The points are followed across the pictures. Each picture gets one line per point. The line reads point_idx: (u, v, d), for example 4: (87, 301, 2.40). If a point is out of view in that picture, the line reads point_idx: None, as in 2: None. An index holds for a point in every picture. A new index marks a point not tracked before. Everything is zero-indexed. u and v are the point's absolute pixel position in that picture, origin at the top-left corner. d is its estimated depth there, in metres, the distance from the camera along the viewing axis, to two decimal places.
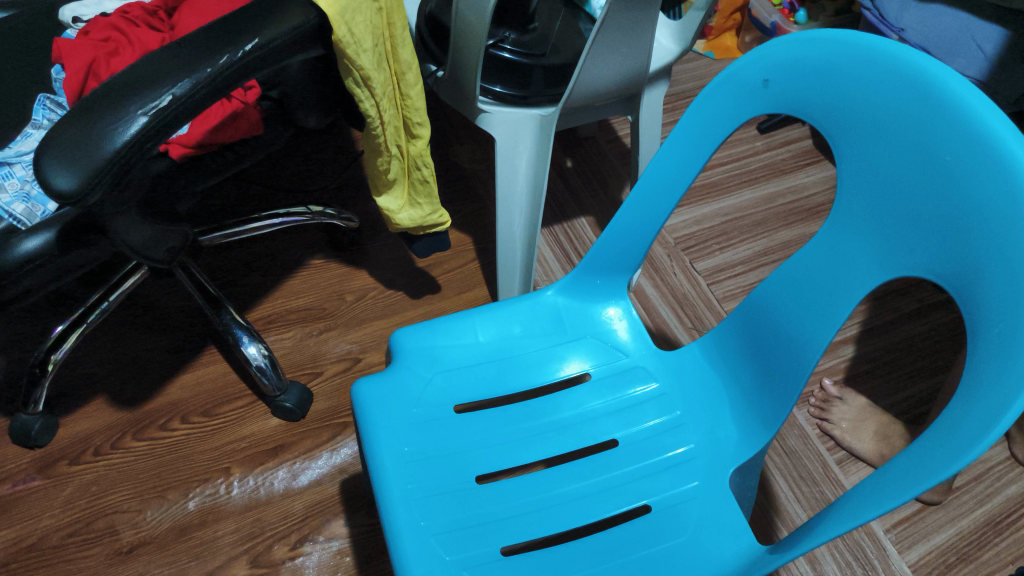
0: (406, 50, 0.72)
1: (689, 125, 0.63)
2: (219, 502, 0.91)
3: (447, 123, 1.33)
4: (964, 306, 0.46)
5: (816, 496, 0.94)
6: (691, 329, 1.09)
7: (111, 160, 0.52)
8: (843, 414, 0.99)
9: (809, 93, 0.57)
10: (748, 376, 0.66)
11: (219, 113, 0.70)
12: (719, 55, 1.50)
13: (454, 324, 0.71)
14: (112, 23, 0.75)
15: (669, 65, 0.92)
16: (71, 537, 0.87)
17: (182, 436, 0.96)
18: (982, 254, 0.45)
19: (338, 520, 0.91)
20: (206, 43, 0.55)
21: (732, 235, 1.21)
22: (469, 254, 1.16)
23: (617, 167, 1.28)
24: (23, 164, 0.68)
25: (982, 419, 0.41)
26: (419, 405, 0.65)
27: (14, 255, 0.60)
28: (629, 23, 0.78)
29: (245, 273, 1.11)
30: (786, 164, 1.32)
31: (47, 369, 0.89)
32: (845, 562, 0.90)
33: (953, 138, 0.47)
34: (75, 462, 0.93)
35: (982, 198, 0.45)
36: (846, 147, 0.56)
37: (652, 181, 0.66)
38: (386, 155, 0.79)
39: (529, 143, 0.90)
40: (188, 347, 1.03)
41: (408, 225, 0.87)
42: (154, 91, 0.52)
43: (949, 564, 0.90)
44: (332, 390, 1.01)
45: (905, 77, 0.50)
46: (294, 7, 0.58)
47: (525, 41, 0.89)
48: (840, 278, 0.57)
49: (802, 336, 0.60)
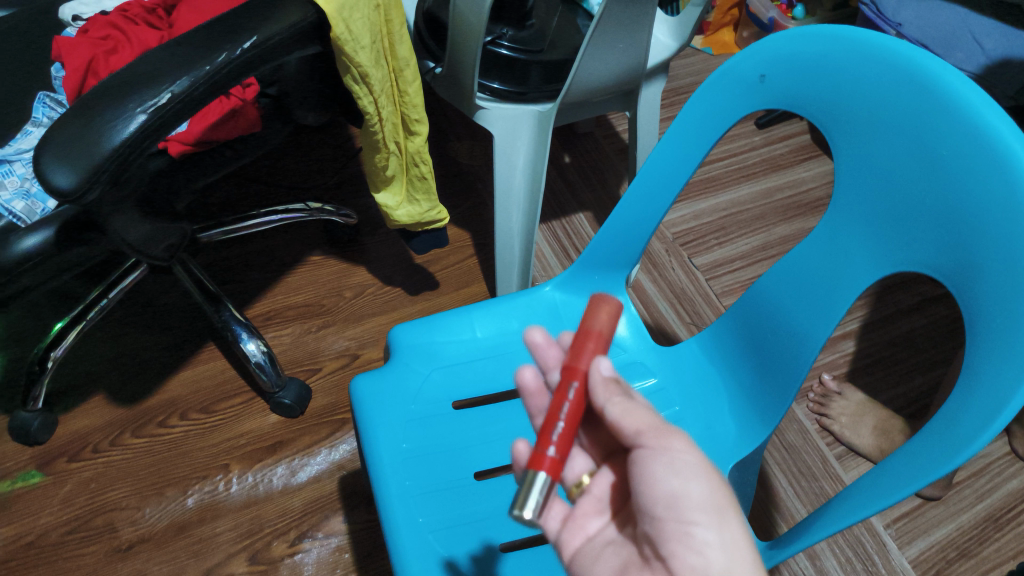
0: (404, 46, 0.72)
1: (689, 118, 0.63)
2: (217, 498, 0.91)
3: (446, 120, 1.33)
4: (961, 300, 0.46)
5: (816, 491, 0.94)
6: (690, 324, 1.09)
7: (110, 158, 0.52)
8: (843, 408, 0.99)
9: (807, 89, 0.57)
10: (748, 372, 0.65)
11: (218, 110, 0.69)
12: (716, 50, 1.50)
13: (452, 321, 0.71)
14: (112, 21, 0.75)
15: (667, 61, 0.93)
16: (70, 534, 0.88)
17: (182, 432, 0.96)
18: (980, 249, 0.45)
19: (337, 517, 0.91)
20: (205, 41, 0.55)
21: (731, 230, 1.21)
22: (467, 250, 1.17)
23: (615, 163, 1.28)
24: (23, 162, 0.69)
25: (981, 413, 0.41)
26: (417, 402, 0.65)
27: (14, 253, 0.60)
28: (628, 19, 0.78)
29: (244, 270, 1.11)
30: (784, 158, 1.32)
31: (46, 366, 0.89)
32: (846, 559, 0.89)
33: (951, 134, 0.47)
34: (75, 459, 0.93)
35: (979, 193, 0.45)
36: (842, 142, 0.55)
37: (650, 175, 0.66)
38: (385, 151, 0.79)
39: (528, 140, 0.90)
40: (187, 345, 1.03)
41: (405, 221, 0.87)
42: (152, 89, 0.52)
43: (950, 560, 0.90)
44: (331, 386, 1.01)
45: (903, 72, 0.50)
46: (292, 5, 0.58)
47: (522, 37, 0.89)
48: (838, 273, 0.56)
49: (802, 331, 0.59)
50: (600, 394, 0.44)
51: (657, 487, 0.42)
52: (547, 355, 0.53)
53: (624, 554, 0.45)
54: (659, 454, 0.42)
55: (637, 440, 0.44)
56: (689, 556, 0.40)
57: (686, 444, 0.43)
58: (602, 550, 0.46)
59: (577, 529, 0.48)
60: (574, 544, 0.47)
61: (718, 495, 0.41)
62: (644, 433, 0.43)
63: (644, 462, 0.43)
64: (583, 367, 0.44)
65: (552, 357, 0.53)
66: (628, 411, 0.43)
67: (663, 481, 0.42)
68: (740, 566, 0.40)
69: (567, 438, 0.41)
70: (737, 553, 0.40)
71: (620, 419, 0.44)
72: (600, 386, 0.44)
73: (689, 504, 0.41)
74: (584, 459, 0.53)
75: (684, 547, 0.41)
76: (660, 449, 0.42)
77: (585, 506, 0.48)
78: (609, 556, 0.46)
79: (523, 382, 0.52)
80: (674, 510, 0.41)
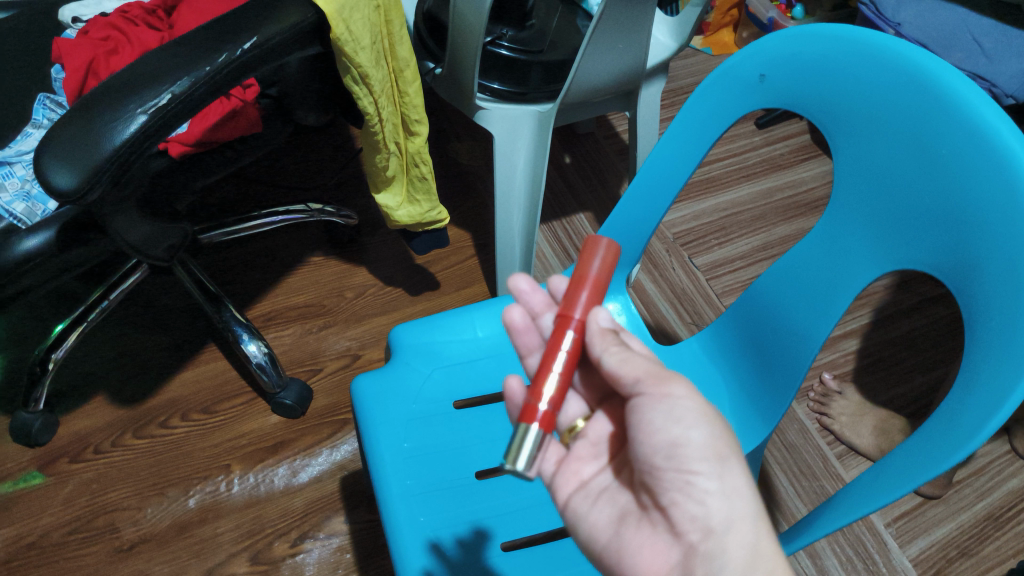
0: (404, 47, 0.72)
1: (689, 117, 0.63)
2: (219, 498, 0.91)
3: (446, 120, 1.33)
4: (960, 297, 0.47)
5: (817, 490, 0.94)
6: (690, 324, 1.10)
7: (110, 159, 0.52)
8: (842, 408, 0.99)
9: (806, 88, 0.57)
10: (748, 370, 0.65)
11: (219, 110, 0.70)
12: (716, 50, 1.50)
13: (452, 321, 0.71)
14: (112, 22, 0.75)
15: (667, 61, 0.93)
16: (72, 535, 0.88)
17: (183, 433, 0.96)
18: (979, 246, 0.45)
19: (338, 517, 0.91)
20: (205, 43, 0.55)
21: (731, 231, 1.21)
22: (468, 251, 1.17)
23: (615, 163, 1.28)
24: (23, 163, 0.68)
25: (981, 409, 0.41)
26: (418, 401, 0.65)
27: (14, 254, 0.60)
28: (628, 20, 0.78)
29: (244, 271, 1.11)
30: (784, 158, 1.32)
31: (47, 367, 0.89)
32: (846, 557, 0.89)
33: (950, 131, 0.47)
34: (76, 460, 0.93)
35: (978, 191, 0.45)
36: (841, 140, 0.56)
37: (650, 175, 0.66)
38: (385, 152, 0.79)
39: (528, 140, 0.90)
40: (188, 345, 1.04)
41: (406, 222, 0.88)
42: (153, 90, 0.53)
43: (950, 559, 0.90)
44: (332, 387, 1.01)
45: (903, 71, 0.50)
46: (292, 6, 0.58)
47: (522, 38, 0.89)
48: (839, 271, 0.56)
49: (802, 330, 0.59)
50: (597, 343, 0.49)
51: (657, 435, 0.45)
52: (532, 300, 0.58)
53: (622, 500, 0.50)
54: (659, 402, 0.46)
55: (636, 388, 0.47)
56: (690, 504, 0.45)
57: (685, 391, 0.46)
58: (599, 495, 0.50)
59: (572, 474, 0.52)
60: (569, 489, 0.51)
61: (718, 444, 0.45)
62: (643, 382, 0.46)
63: (643, 410, 0.46)
64: (577, 315, 0.49)
65: (536, 302, 0.58)
66: (626, 360, 0.47)
67: (666, 431, 0.45)
68: (739, 510, 0.45)
69: (558, 390, 0.47)
70: (738, 500, 0.45)
71: (619, 367, 0.47)
72: (597, 334, 0.49)
73: (688, 450, 0.45)
74: (578, 403, 0.57)
75: (684, 494, 0.45)
76: (660, 397, 0.46)
77: (580, 451, 0.53)
78: (605, 503, 0.50)
79: (511, 321, 0.56)
80: (676, 458, 0.45)
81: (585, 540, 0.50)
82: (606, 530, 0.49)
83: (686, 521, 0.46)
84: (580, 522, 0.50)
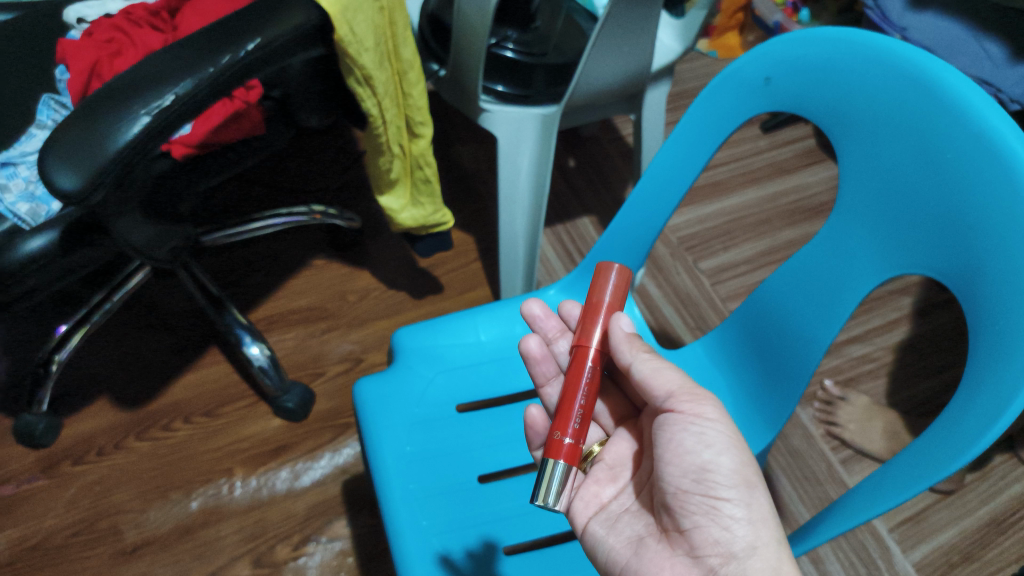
0: (408, 49, 0.72)
1: (692, 120, 0.63)
2: (221, 502, 0.91)
3: (449, 122, 1.33)
4: (964, 304, 0.46)
5: (819, 495, 0.94)
6: (693, 329, 1.09)
7: (113, 160, 0.51)
8: (849, 415, 0.99)
9: (812, 91, 0.56)
10: (751, 374, 0.65)
11: (221, 113, 0.70)
12: (722, 54, 1.49)
13: (455, 325, 0.71)
14: (116, 24, 0.75)
15: (672, 63, 0.92)
16: (75, 537, 0.88)
17: (185, 435, 0.96)
18: (982, 251, 0.45)
19: (340, 521, 0.91)
20: (207, 43, 0.54)
21: (735, 235, 1.20)
22: (471, 254, 1.16)
23: (619, 167, 1.28)
24: (27, 164, 0.69)
25: (984, 414, 0.41)
26: (421, 405, 0.65)
27: (18, 255, 0.60)
28: (632, 23, 0.77)
29: (247, 273, 1.11)
30: (790, 163, 1.32)
31: (50, 369, 0.89)
32: (849, 562, 0.89)
33: (956, 135, 0.47)
34: (79, 462, 0.93)
35: (982, 196, 0.45)
36: (847, 145, 0.55)
37: (655, 180, 0.66)
38: (388, 155, 0.78)
39: (531, 142, 0.90)
40: (190, 346, 1.04)
41: (409, 224, 0.88)
42: (155, 91, 0.52)
43: (952, 564, 0.89)
44: (334, 390, 1.01)
45: (906, 75, 0.50)
46: (296, 6, 0.58)
47: (527, 40, 0.88)
48: (843, 277, 0.55)
49: (805, 333, 0.58)
50: (626, 350, 0.51)
51: (687, 457, 0.47)
52: (545, 325, 0.62)
53: (642, 524, 0.51)
54: (690, 423, 0.48)
55: (668, 402, 0.49)
56: (714, 529, 0.45)
57: (718, 415, 0.48)
58: (619, 517, 0.52)
59: (592, 497, 0.54)
60: (590, 512, 0.53)
61: (747, 470, 0.47)
62: (676, 395, 0.49)
63: (674, 430, 0.48)
64: (595, 346, 0.52)
65: (550, 327, 0.62)
66: (659, 372, 0.49)
67: (698, 455, 0.47)
68: (763, 538, 0.45)
69: (580, 423, 0.50)
70: (763, 528, 0.45)
71: (651, 378, 0.50)
72: (624, 340, 0.51)
73: (718, 474, 0.46)
74: (597, 428, 0.62)
75: (709, 518, 0.46)
76: (692, 418, 0.48)
77: (598, 474, 0.55)
78: (625, 525, 0.51)
79: (528, 350, 0.59)
80: (705, 480, 0.46)
81: (603, 562, 0.50)
82: (625, 552, 0.49)
83: (708, 544, 0.45)
84: (599, 545, 0.50)
